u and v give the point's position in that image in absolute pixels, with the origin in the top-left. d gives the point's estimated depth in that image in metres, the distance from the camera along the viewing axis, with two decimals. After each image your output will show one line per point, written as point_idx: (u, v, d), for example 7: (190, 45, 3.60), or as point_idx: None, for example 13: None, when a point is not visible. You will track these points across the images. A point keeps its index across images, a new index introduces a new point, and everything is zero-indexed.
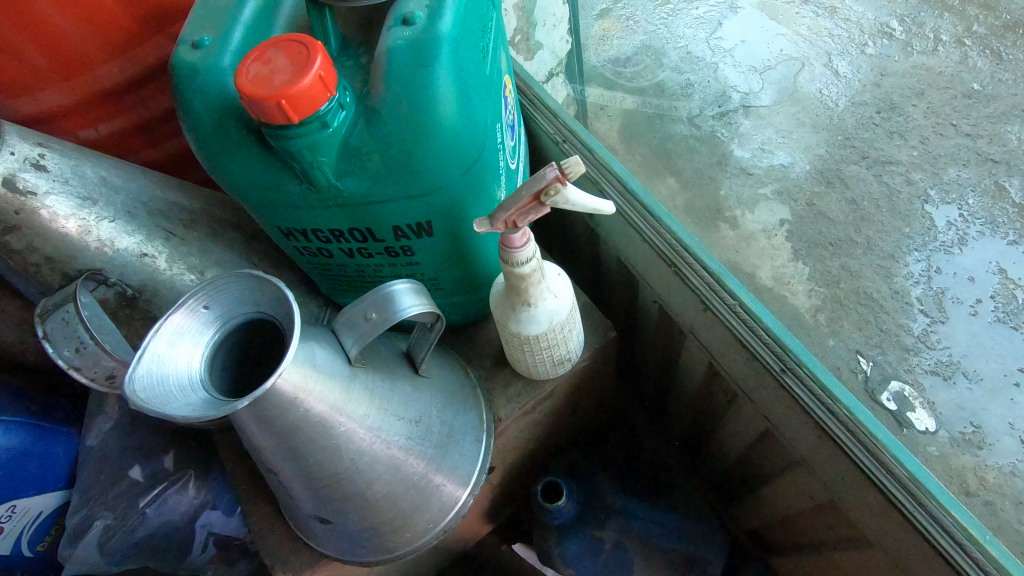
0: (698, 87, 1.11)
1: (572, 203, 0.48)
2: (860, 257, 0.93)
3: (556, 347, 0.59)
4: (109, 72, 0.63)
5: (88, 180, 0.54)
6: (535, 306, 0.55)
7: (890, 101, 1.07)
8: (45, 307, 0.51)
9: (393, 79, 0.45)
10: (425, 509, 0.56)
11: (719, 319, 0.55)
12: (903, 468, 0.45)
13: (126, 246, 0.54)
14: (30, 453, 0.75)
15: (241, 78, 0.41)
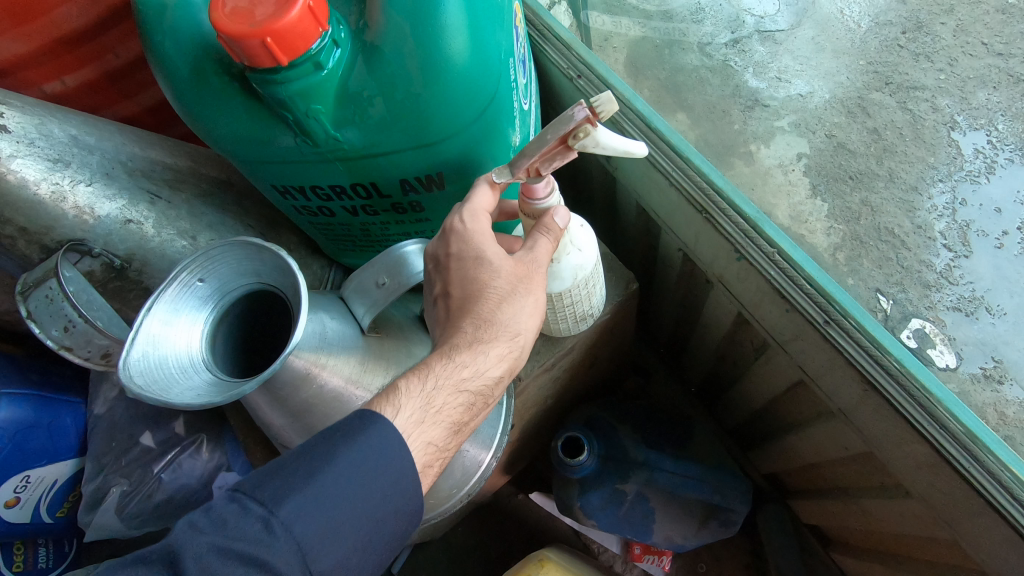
0: (710, 11, 1.06)
1: (603, 147, 0.44)
2: (881, 191, 0.88)
3: (577, 301, 0.56)
4: (68, 14, 0.57)
5: (58, 137, 0.49)
6: (558, 262, 0.51)
7: (916, 19, 1.00)
8: (26, 285, 0.47)
9: (392, 9, 0.39)
10: (450, 476, 0.55)
11: (755, 268, 0.52)
12: (958, 423, 0.43)
13: (108, 212, 0.50)
14: (38, 424, 0.74)
15: (217, 13, 0.36)
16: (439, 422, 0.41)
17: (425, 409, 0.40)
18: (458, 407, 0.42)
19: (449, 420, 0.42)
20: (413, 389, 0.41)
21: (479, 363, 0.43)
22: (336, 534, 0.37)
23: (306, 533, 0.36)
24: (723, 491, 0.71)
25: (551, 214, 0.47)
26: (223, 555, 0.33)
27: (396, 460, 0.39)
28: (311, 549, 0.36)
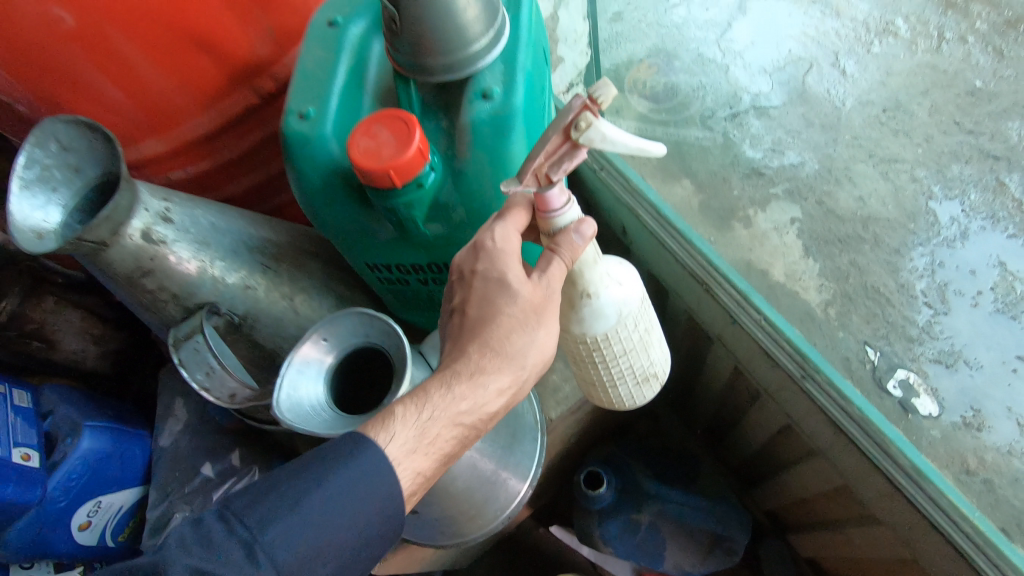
0: (710, 88, 1.20)
1: (609, 139, 0.46)
2: (867, 254, 0.98)
3: (637, 357, 0.59)
4: (200, 123, 0.69)
5: (204, 221, 0.60)
6: (596, 296, 0.54)
7: (895, 99, 1.12)
8: (177, 338, 0.58)
9: (476, 148, 0.53)
10: (495, 500, 0.62)
11: (747, 331, 0.62)
12: (907, 459, 0.52)
13: (234, 281, 0.61)
14: (113, 454, 0.84)
15: (354, 152, 0.48)
16: (428, 449, 0.48)
17: (418, 438, 0.48)
18: (449, 435, 0.49)
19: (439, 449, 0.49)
20: (409, 418, 0.48)
21: (472, 397, 0.50)
22: (313, 558, 0.44)
23: (286, 557, 0.43)
24: (725, 521, 0.78)
25: (573, 228, 0.51)
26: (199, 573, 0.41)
27: (378, 481, 0.46)
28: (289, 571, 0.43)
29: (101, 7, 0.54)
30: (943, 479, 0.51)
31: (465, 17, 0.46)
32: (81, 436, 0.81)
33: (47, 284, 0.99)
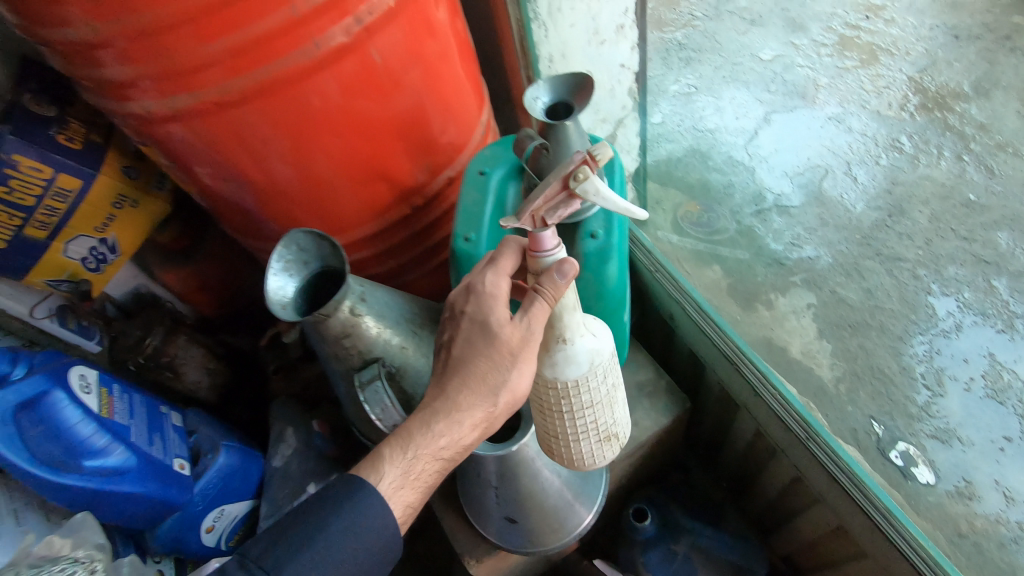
0: (738, 187, 1.40)
1: (602, 194, 0.53)
2: (874, 338, 1.15)
3: (603, 414, 0.62)
4: (365, 228, 0.79)
5: (388, 297, 0.72)
6: (570, 343, 0.57)
7: (900, 206, 1.31)
8: (362, 379, 0.66)
9: (586, 272, 0.69)
10: (573, 518, 0.73)
11: (766, 402, 0.80)
12: (882, 503, 0.70)
13: (396, 340, 0.70)
14: (238, 469, 1.03)
15: None
16: (415, 483, 0.62)
17: (404, 475, 0.62)
18: (432, 468, 0.62)
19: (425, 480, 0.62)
20: (397, 459, 0.61)
21: (449, 436, 0.61)
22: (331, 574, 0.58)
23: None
24: (747, 555, 0.93)
25: (556, 266, 0.54)
26: None
27: (374, 514, 0.60)
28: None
29: (312, 146, 0.65)
30: (908, 520, 0.69)
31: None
32: (219, 453, 1.00)
33: (183, 328, 1.22)
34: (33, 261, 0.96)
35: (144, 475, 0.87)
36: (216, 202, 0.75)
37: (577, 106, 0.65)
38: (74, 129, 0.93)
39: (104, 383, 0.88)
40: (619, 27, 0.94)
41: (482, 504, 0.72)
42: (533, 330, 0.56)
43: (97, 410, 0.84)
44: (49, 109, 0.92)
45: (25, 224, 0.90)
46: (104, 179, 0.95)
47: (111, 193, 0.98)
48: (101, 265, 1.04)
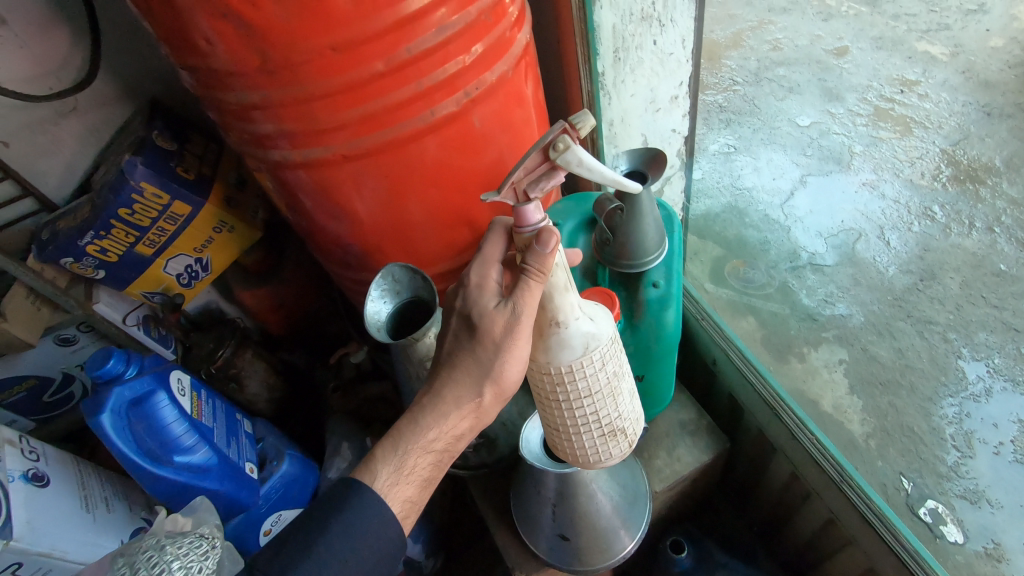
0: (774, 244, 1.46)
1: (583, 162, 0.54)
2: (904, 397, 1.19)
3: (603, 404, 0.65)
4: (442, 264, 0.89)
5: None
6: (565, 327, 0.61)
7: (931, 271, 1.36)
8: None
9: (648, 313, 0.78)
10: (618, 542, 0.78)
11: (803, 445, 0.86)
12: (912, 544, 0.75)
13: None
14: (296, 477, 1.10)
15: None
16: (411, 477, 0.67)
17: (399, 472, 0.66)
18: (427, 463, 0.67)
19: (419, 476, 0.67)
20: (390, 457, 0.66)
21: (438, 431, 0.66)
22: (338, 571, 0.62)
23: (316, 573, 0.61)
24: None
25: (537, 238, 0.57)
26: None
27: (377, 514, 0.65)
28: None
29: (409, 191, 0.76)
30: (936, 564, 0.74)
31: (647, 234, 0.70)
32: (284, 460, 1.09)
33: (251, 342, 1.33)
34: (137, 274, 1.09)
35: (224, 475, 0.95)
36: (317, 233, 0.86)
37: (652, 175, 0.73)
38: (191, 163, 1.06)
39: (195, 388, 0.98)
40: (673, 97, 1.05)
41: (538, 520, 0.79)
42: (520, 311, 0.59)
43: (189, 411, 0.93)
44: (171, 145, 1.06)
45: (137, 242, 1.04)
46: (209, 207, 1.08)
47: (213, 220, 1.10)
48: (192, 281, 1.17)
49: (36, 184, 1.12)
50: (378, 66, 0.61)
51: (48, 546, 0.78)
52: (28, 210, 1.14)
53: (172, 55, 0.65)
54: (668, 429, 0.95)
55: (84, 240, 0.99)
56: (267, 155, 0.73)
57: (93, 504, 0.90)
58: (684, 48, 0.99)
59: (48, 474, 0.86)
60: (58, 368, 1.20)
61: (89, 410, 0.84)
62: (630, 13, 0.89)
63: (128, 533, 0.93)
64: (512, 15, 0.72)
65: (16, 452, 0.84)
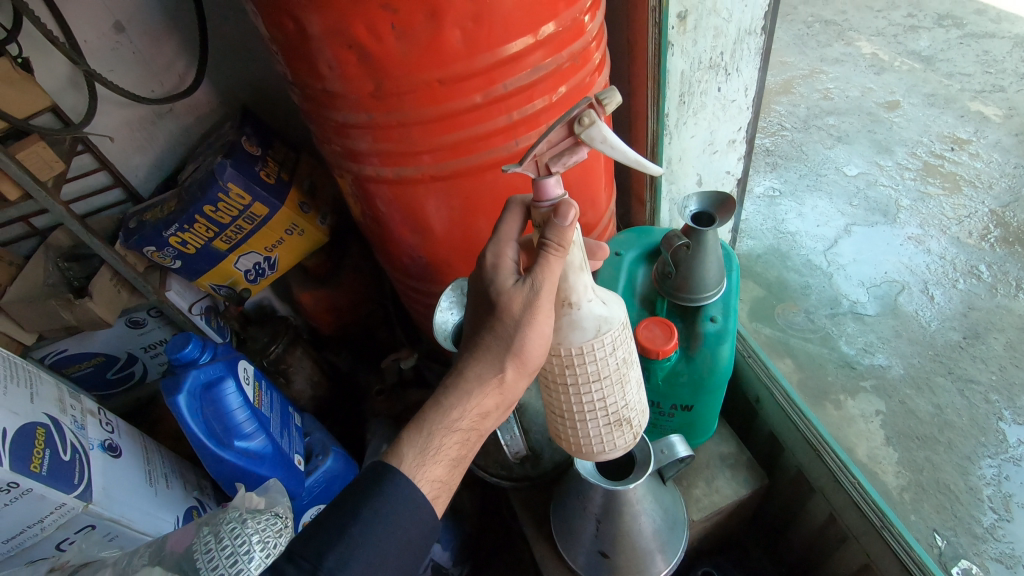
0: (815, 289, 1.43)
1: (607, 138, 0.56)
2: (941, 454, 1.17)
3: (610, 391, 0.67)
4: None
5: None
6: (579, 307, 0.63)
7: (975, 330, 1.27)
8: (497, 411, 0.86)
9: (703, 345, 0.83)
10: (654, 565, 0.81)
11: (845, 488, 0.88)
12: None
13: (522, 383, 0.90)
14: (339, 472, 1.14)
15: (638, 334, 0.78)
16: (440, 457, 0.63)
17: (424, 453, 0.62)
18: (455, 443, 0.63)
19: (447, 456, 0.63)
20: (414, 439, 0.62)
21: (463, 410, 0.63)
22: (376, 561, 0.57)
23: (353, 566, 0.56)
24: None
25: (556, 212, 0.58)
26: None
27: (410, 499, 0.60)
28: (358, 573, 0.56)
29: (479, 214, 0.83)
30: None
31: (708, 270, 0.81)
32: (329, 456, 1.13)
33: (301, 340, 1.39)
34: (210, 267, 1.17)
35: (276, 464, 1.00)
36: (385, 242, 0.93)
37: (719, 219, 0.81)
38: (272, 168, 1.15)
39: (257, 379, 1.05)
40: (731, 141, 1.10)
41: (579, 535, 0.83)
42: (540, 283, 0.59)
43: (252, 398, 0.99)
44: (257, 150, 1.13)
45: (215, 237, 1.12)
46: (284, 210, 1.16)
47: (287, 222, 1.18)
48: (258, 278, 1.24)
49: (126, 177, 1.22)
50: (476, 98, 0.69)
51: (117, 513, 0.83)
52: (115, 200, 1.23)
53: (289, 72, 0.73)
54: (707, 460, 0.98)
55: (169, 231, 1.07)
56: (358, 169, 0.80)
57: (156, 479, 0.96)
58: (747, 96, 1.04)
59: (120, 445, 0.93)
60: (124, 348, 1.27)
61: (168, 389, 0.91)
62: (700, 61, 0.94)
63: (183, 510, 0.98)
64: (594, 62, 0.79)
65: (96, 421, 0.91)
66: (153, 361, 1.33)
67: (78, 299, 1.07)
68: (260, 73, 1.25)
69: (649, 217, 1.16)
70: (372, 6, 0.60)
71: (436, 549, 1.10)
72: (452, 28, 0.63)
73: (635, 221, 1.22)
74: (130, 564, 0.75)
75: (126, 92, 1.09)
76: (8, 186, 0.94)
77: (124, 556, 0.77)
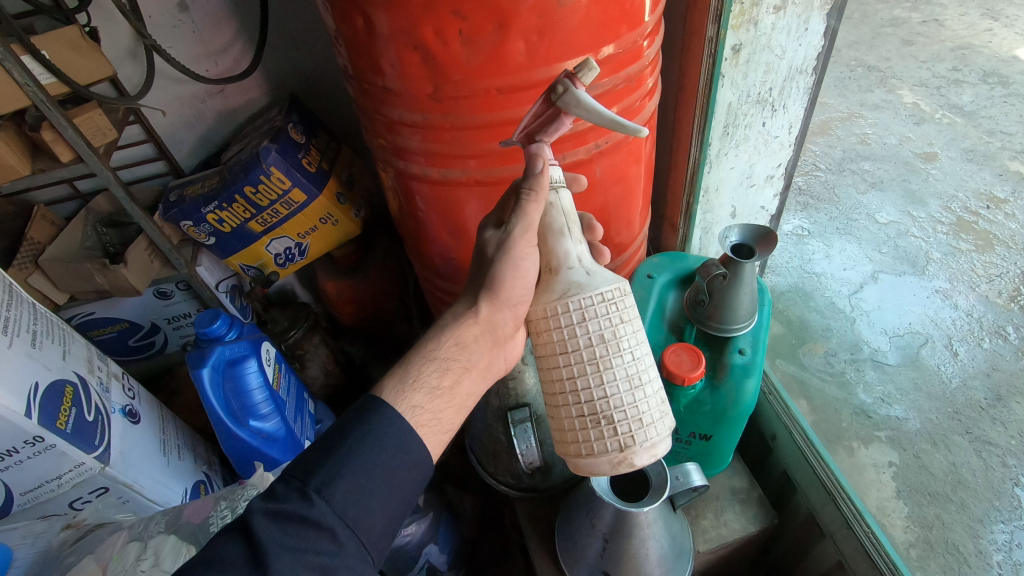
0: (836, 333, 1.41)
1: (582, 105, 0.57)
2: (953, 512, 1.13)
3: (582, 374, 0.59)
4: None
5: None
6: (556, 272, 0.62)
7: (997, 393, 1.22)
8: (516, 418, 0.86)
9: (729, 377, 0.83)
10: None
11: (858, 537, 0.86)
12: None
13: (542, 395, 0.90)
14: None
15: (666, 358, 0.79)
16: (420, 385, 0.61)
17: (404, 381, 0.60)
18: (434, 372, 0.62)
19: (426, 386, 0.61)
20: (394, 371, 0.61)
21: (441, 341, 0.65)
22: (360, 491, 0.54)
23: (333, 494, 0.52)
24: None
25: (530, 165, 0.63)
26: (268, 518, 0.50)
27: (396, 429, 0.57)
28: (340, 503, 0.52)
29: None
30: None
31: (741, 303, 0.81)
32: None
33: (319, 327, 1.40)
34: (242, 247, 1.19)
35: (288, 447, 1.01)
36: (418, 238, 0.94)
37: (758, 252, 0.81)
38: (314, 157, 1.17)
39: (278, 360, 1.06)
40: (769, 176, 1.10)
41: (583, 551, 0.83)
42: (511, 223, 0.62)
43: (272, 380, 1.00)
44: (302, 138, 1.15)
45: (252, 218, 1.14)
46: (322, 199, 1.18)
47: (322, 211, 1.20)
48: (287, 262, 1.26)
49: (171, 151, 1.25)
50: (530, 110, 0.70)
51: (130, 479, 0.84)
52: (157, 172, 1.27)
53: (351, 64, 0.74)
54: (718, 492, 0.98)
55: (208, 208, 1.09)
56: (404, 167, 0.82)
57: (168, 449, 0.96)
58: (791, 133, 1.04)
59: (140, 412, 0.94)
60: (148, 318, 1.29)
61: (194, 362, 0.92)
62: (748, 94, 0.95)
63: (191, 484, 0.98)
64: (647, 86, 0.80)
65: (119, 386, 0.93)
66: (174, 333, 1.35)
67: (112, 265, 1.08)
68: (314, 64, 1.28)
69: (680, 243, 1.17)
70: (442, 12, 0.62)
71: (432, 549, 1.07)
72: (517, 41, 0.64)
73: (666, 246, 1.23)
74: (146, 529, 0.80)
75: (185, 69, 1.12)
76: (62, 148, 0.96)
77: (140, 522, 0.82)
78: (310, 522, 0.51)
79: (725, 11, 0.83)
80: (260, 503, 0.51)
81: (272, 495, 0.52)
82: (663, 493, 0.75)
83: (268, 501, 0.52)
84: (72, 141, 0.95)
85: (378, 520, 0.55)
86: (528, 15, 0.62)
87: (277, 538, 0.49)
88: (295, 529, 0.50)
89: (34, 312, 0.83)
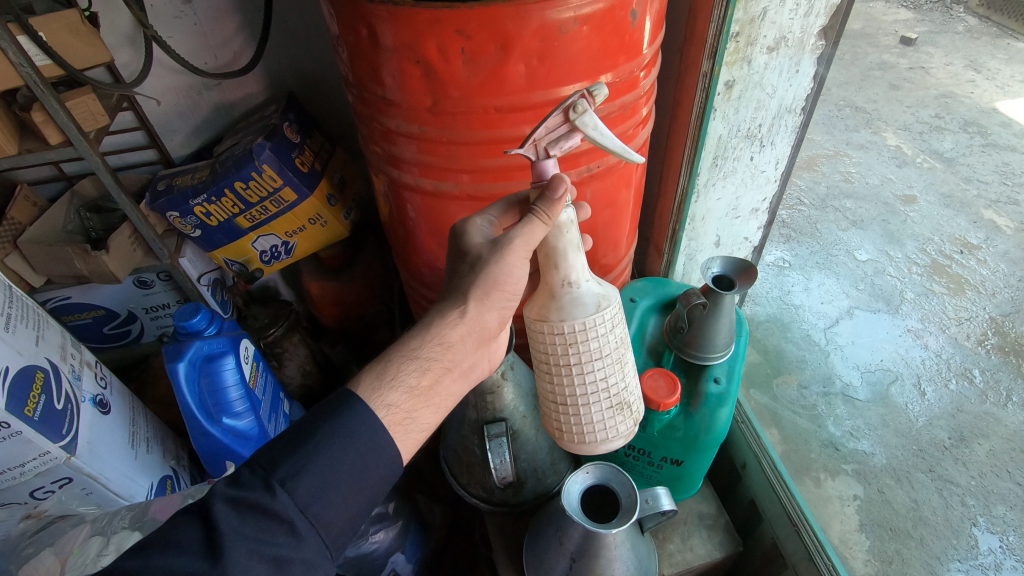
0: (810, 364, 1.44)
1: (597, 129, 0.58)
2: (911, 548, 1.13)
3: (612, 372, 0.69)
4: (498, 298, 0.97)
5: (527, 374, 0.93)
6: (578, 286, 0.65)
7: (959, 433, 1.24)
8: (491, 433, 0.86)
9: (705, 405, 0.85)
10: None
11: (819, 570, 0.88)
12: None
13: (518, 408, 0.90)
14: None
15: (644, 382, 0.80)
16: (398, 385, 0.59)
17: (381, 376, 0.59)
18: (415, 372, 0.61)
19: (405, 385, 0.60)
20: (372, 366, 0.60)
21: (425, 341, 0.62)
22: (324, 485, 0.53)
23: (298, 486, 0.52)
24: None
25: (549, 186, 0.61)
26: (232, 505, 0.51)
27: (369, 428, 0.56)
28: (302, 496, 0.52)
29: None
30: None
31: (719, 332, 0.83)
32: None
33: (300, 326, 1.39)
34: (228, 241, 1.18)
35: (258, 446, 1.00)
36: (403, 244, 0.95)
37: (739, 284, 0.83)
38: (308, 157, 1.17)
39: (256, 358, 1.05)
40: (754, 209, 1.13)
41: (549, 567, 0.83)
42: (512, 234, 0.62)
43: (248, 378, 0.99)
44: (296, 137, 1.16)
45: (240, 213, 1.13)
46: (312, 200, 1.18)
47: (312, 211, 1.19)
48: (272, 260, 1.24)
49: (162, 139, 1.24)
50: (525, 130, 0.71)
51: (96, 470, 0.83)
52: (146, 159, 1.26)
53: (352, 72, 0.75)
54: (686, 517, 0.99)
55: (196, 200, 1.09)
56: (397, 175, 0.82)
57: (137, 442, 0.95)
58: (777, 168, 1.07)
59: (111, 402, 0.93)
60: (126, 306, 1.27)
61: (170, 356, 0.91)
62: (739, 128, 0.97)
63: (158, 479, 0.97)
64: (640, 115, 0.82)
65: (92, 374, 0.91)
66: (151, 322, 1.33)
67: (93, 251, 1.06)
68: (315, 63, 1.28)
69: (664, 268, 1.18)
70: (447, 30, 0.63)
71: (400, 557, 1.07)
72: (517, 63, 0.65)
73: (651, 269, 1.25)
74: (109, 524, 0.80)
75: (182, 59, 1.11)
76: (51, 131, 0.94)
77: (104, 517, 0.81)
78: (270, 513, 0.51)
79: (721, 47, 0.86)
80: (223, 488, 0.52)
81: (236, 481, 0.53)
82: (632, 515, 0.76)
83: (231, 487, 0.52)
84: (63, 125, 0.93)
85: (339, 516, 0.54)
86: (531, 39, 0.64)
87: (236, 529, 0.50)
88: (255, 519, 0.51)
89: (9, 295, 0.82)
